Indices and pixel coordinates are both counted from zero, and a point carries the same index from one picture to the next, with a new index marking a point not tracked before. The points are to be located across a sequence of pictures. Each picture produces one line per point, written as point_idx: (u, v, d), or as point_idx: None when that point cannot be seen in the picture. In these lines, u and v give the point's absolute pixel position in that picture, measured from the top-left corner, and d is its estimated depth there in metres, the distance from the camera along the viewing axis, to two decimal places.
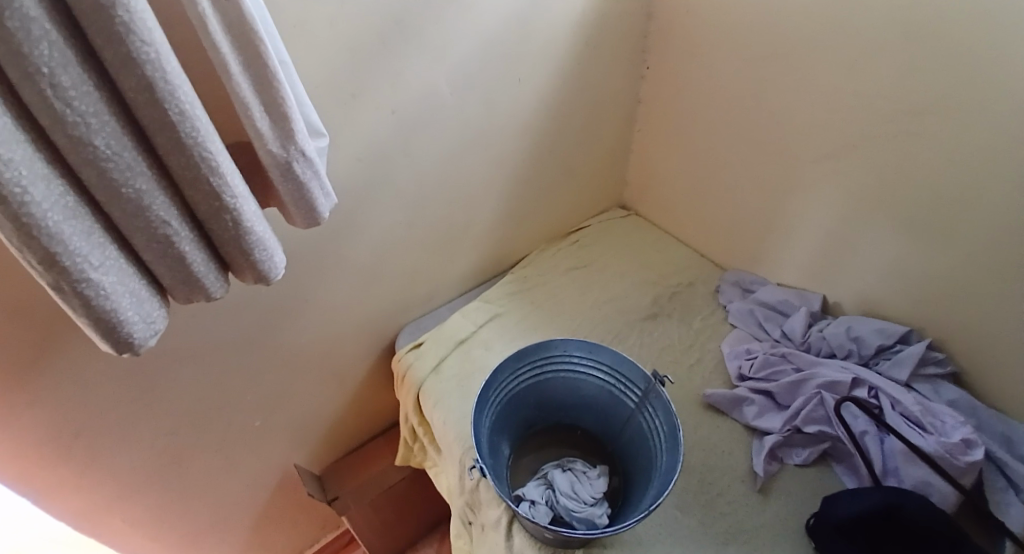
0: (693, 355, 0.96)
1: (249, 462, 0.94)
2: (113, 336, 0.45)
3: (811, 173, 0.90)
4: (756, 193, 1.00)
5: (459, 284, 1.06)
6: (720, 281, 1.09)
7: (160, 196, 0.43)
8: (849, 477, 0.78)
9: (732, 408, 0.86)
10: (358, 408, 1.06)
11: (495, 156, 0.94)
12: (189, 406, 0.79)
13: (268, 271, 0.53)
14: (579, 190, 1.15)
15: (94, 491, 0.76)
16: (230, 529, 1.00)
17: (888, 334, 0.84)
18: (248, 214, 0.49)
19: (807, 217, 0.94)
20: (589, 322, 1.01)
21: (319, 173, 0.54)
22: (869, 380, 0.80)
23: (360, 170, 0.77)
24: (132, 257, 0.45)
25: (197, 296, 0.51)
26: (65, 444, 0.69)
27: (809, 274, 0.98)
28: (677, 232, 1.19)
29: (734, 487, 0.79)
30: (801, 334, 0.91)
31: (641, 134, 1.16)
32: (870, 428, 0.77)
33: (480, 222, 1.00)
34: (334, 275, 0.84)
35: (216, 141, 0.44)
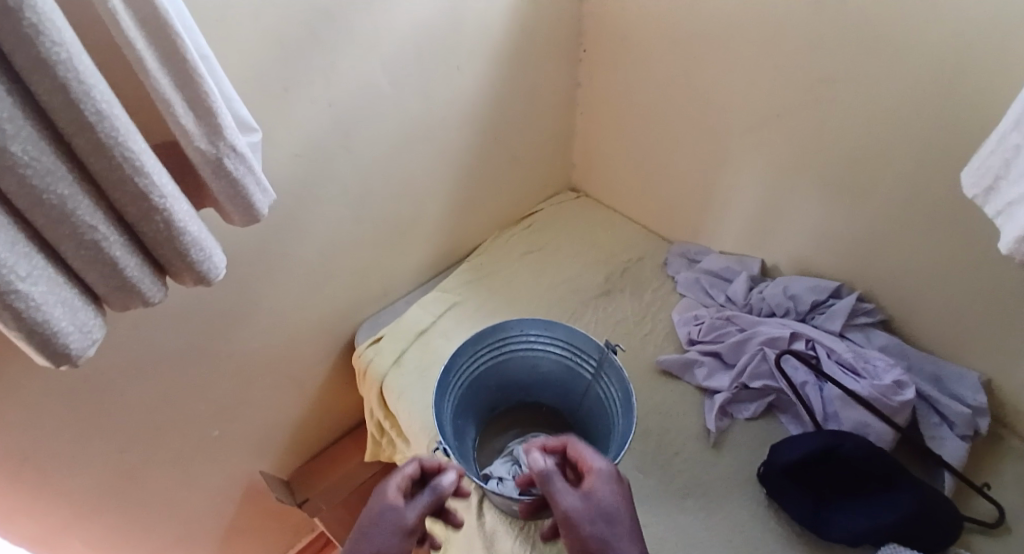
0: (646, 326, 1.00)
1: (211, 475, 0.92)
2: (49, 348, 0.43)
3: (741, 144, 0.94)
4: (694, 166, 1.04)
5: (414, 277, 1.06)
6: (667, 253, 1.13)
7: (84, 200, 0.42)
8: (794, 425, 0.84)
9: (683, 371, 0.90)
10: (321, 409, 1.05)
11: (439, 146, 0.94)
12: (141, 421, 0.77)
13: (208, 271, 0.53)
14: (527, 176, 1.17)
15: (46, 518, 0.73)
16: (197, 544, 0.98)
17: (820, 290, 0.90)
18: (179, 213, 0.48)
19: (741, 185, 0.98)
20: (544, 304, 1.03)
21: (253, 168, 0.54)
22: (806, 333, 0.86)
23: (300, 166, 0.76)
24: (61, 265, 0.44)
25: (134, 303, 0.50)
26: (8, 472, 0.66)
27: (748, 240, 1.03)
28: (625, 210, 1.23)
29: (690, 445, 0.83)
30: (743, 297, 0.96)
31: (582, 117, 1.19)
32: (809, 377, 0.82)
33: (430, 213, 1.01)
34: (283, 275, 0.83)
35: (138, 140, 0.44)
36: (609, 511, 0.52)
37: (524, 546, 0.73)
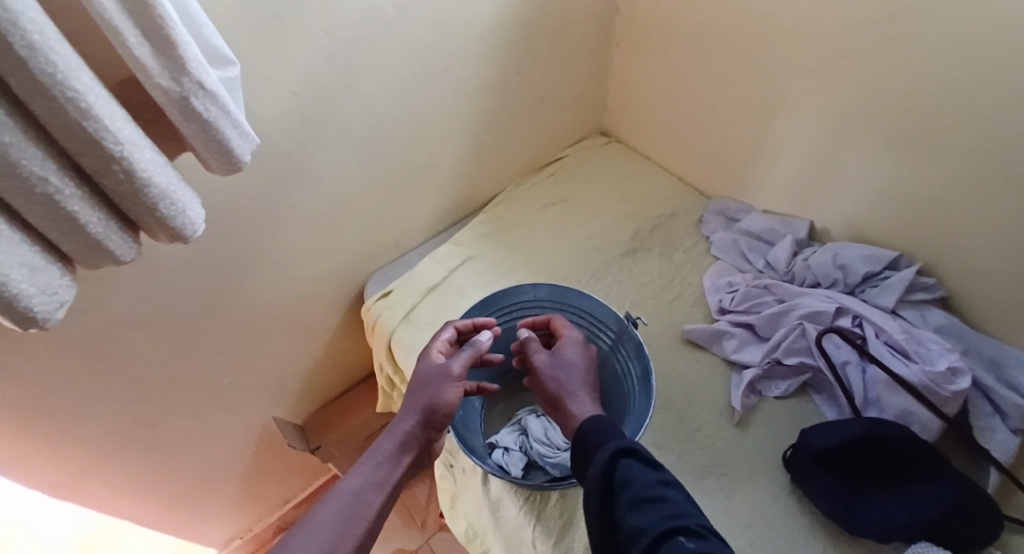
0: (673, 291, 0.92)
1: (224, 421, 0.93)
2: (11, 312, 0.40)
3: (800, 88, 0.82)
4: (742, 112, 0.92)
5: (428, 228, 1.00)
6: (703, 210, 1.03)
7: (28, 147, 0.36)
8: (829, 407, 0.77)
9: (712, 342, 0.84)
10: (332, 360, 1.03)
11: (453, 83, 0.85)
12: (147, 371, 0.76)
13: (183, 228, 0.49)
14: (552, 119, 1.07)
15: (62, 464, 0.74)
16: (217, 485, 1.00)
17: (877, 260, 0.80)
18: (143, 162, 0.43)
19: (795, 136, 0.86)
20: (565, 262, 0.96)
21: (228, 109, 0.47)
22: (854, 308, 0.77)
23: (298, 106, 0.69)
24: (15, 220, 0.40)
25: (104, 261, 0.46)
26: (17, 422, 0.66)
27: (797, 199, 0.92)
28: (660, 159, 1.12)
29: (712, 422, 0.78)
30: (785, 264, 0.86)
31: (617, 52, 1.06)
32: (852, 357, 0.75)
33: (445, 159, 0.93)
34: (286, 225, 0.78)
35: (82, 76, 0.37)
36: (580, 369, 0.63)
37: (530, 516, 0.71)
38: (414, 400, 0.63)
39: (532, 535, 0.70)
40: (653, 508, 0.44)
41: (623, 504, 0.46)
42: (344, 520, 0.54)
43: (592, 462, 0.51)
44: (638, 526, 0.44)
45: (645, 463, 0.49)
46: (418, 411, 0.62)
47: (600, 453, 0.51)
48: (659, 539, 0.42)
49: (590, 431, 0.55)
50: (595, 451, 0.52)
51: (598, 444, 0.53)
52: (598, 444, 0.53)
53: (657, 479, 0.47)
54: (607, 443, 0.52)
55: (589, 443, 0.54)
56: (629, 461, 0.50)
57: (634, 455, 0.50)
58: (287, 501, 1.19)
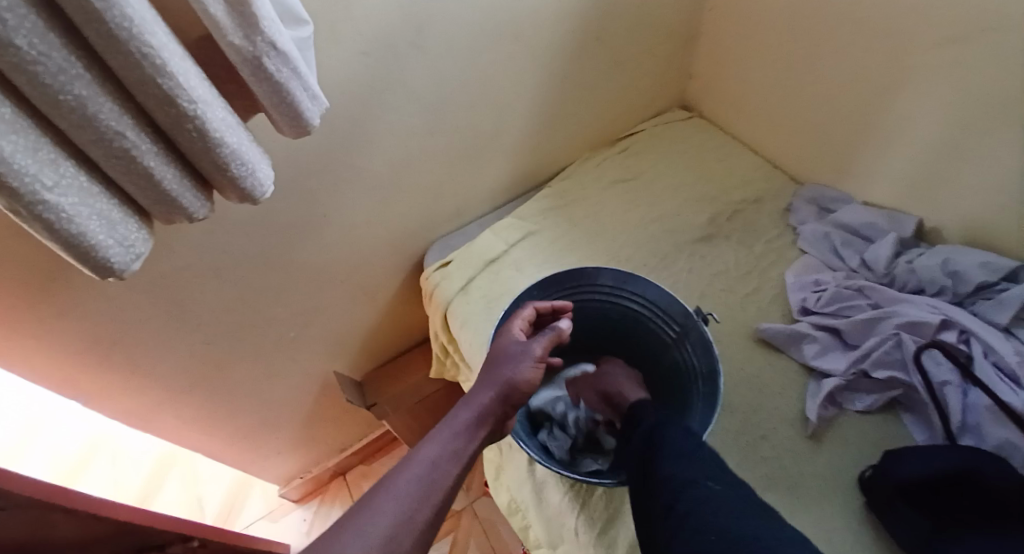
0: (749, 284, 0.85)
1: (288, 371, 0.97)
2: (91, 261, 0.42)
3: (929, 61, 0.71)
4: (851, 88, 0.81)
5: (492, 198, 0.98)
6: (793, 197, 0.94)
7: (106, 102, 0.37)
8: (919, 429, 0.69)
9: (789, 344, 0.77)
10: (391, 323, 1.05)
11: (528, 47, 0.80)
12: (219, 318, 0.80)
13: (253, 189, 0.49)
14: (631, 89, 1.00)
15: (142, 393, 0.81)
16: (279, 428, 1.07)
17: (991, 270, 0.69)
18: (215, 122, 0.42)
19: (915, 119, 0.75)
20: (631, 243, 0.91)
21: (299, 70, 0.46)
22: (962, 322, 0.67)
23: (369, 66, 0.67)
24: (96, 173, 0.41)
25: (179, 217, 0.48)
26: (105, 352, 0.72)
27: (908, 192, 0.81)
28: (748, 138, 1.02)
29: (781, 430, 0.72)
30: (885, 265, 0.77)
31: (712, 15, 0.96)
32: (953, 377, 0.66)
33: (514, 126, 0.89)
34: (352, 187, 0.79)
35: (157, 31, 0.37)
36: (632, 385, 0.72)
37: (574, 503, 0.70)
38: (493, 375, 0.59)
39: (574, 522, 0.69)
40: (681, 460, 0.50)
41: (653, 454, 0.53)
42: (424, 485, 0.48)
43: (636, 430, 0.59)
44: (664, 472, 0.49)
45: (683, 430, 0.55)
46: (497, 386, 0.58)
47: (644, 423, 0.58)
48: (682, 481, 0.47)
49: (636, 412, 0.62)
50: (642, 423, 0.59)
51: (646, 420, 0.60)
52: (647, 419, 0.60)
53: (694, 442, 0.53)
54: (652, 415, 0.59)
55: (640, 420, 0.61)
56: (669, 426, 0.56)
57: (677, 424, 0.57)
58: (343, 450, 1.25)
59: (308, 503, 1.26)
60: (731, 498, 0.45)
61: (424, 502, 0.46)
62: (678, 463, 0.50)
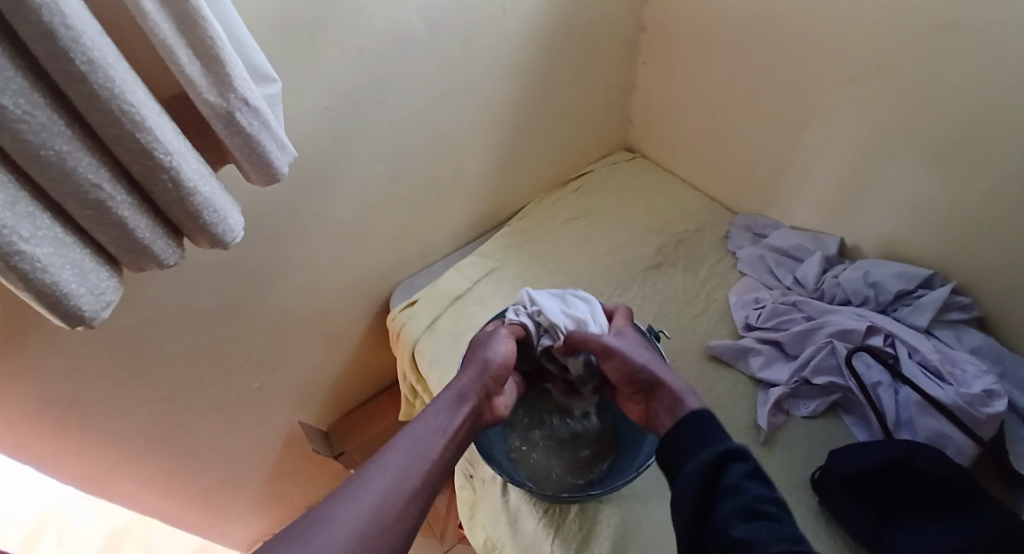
0: (698, 306, 0.91)
1: (253, 424, 0.95)
2: (60, 309, 0.42)
3: (829, 101, 0.81)
4: (769, 127, 0.91)
5: (453, 239, 1.02)
6: (729, 225, 1.02)
7: (84, 157, 0.39)
8: (860, 429, 0.75)
9: (737, 359, 0.82)
10: (357, 368, 1.05)
11: (481, 99, 0.87)
12: (180, 370, 0.79)
13: (223, 234, 0.51)
14: (577, 134, 1.08)
15: (96, 455, 0.77)
16: (242, 486, 1.03)
17: (908, 278, 0.78)
18: (188, 172, 0.45)
19: (824, 151, 0.86)
20: (587, 275, 0.96)
21: (268, 123, 0.50)
22: (886, 327, 0.75)
23: (332, 119, 0.72)
24: (70, 224, 0.43)
25: (149, 264, 0.49)
26: (59, 413, 0.70)
27: (827, 215, 0.91)
28: (686, 174, 1.12)
29: (738, 440, 0.76)
30: (814, 280, 0.85)
31: (644, 68, 1.07)
32: (884, 377, 0.72)
33: (471, 171, 0.95)
34: (316, 233, 0.81)
35: (136, 91, 0.40)
36: (644, 352, 0.70)
37: (548, 529, 0.71)
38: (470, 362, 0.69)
39: (550, 549, 0.70)
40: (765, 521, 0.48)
41: (724, 507, 0.50)
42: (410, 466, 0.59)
43: (692, 464, 0.55)
44: (747, 538, 0.47)
45: (754, 472, 0.52)
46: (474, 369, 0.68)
47: (704, 457, 0.54)
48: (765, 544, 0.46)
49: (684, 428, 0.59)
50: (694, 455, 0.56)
51: (702, 448, 0.56)
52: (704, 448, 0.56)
53: (767, 494, 0.50)
54: (716, 447, 0.55)
55: (694, 447, 0.57)
56: (733, 466, 0.53)
57: (742, 461, 0.53)
58: (309, 506, 1.20)
59: None
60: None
61: (396, 496, 0.56)
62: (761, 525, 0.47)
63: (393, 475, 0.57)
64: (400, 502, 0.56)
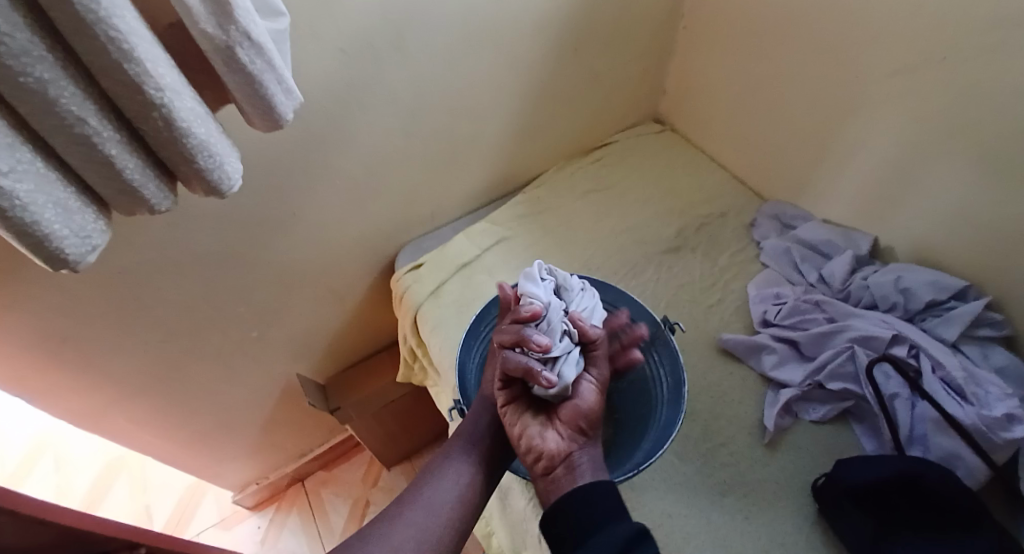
0: (713, 296, 0.88)
1: (250, 373, 0.94)
2: (43, 251, 0.40)
3: (885, 90, 0.75)
4: (813, 112, 0.85)
5: (465, 202, 0.98)
6: (757, 213, 0.97)
7: (69, 86, 0.35)
8: (869, 438, 0.72)
9: (749, 355, 0.79)
10: (358, 325, 1.03)
11: (506, 55, 0.81)
12: (178, 315, 0.77)
13: (220, 183, 0.47)
14: (605, 101, 1.01)
15: (91, 392, 0.77)
16: (238, 431, 1.03)
17: (941, 289, 0.74)
18: (183, 111, 0.41)
19: (870, 144, 0.80)
20: (601, 252, 0.92)
21: (273, 63, 0.45)
22: (911, 338, 0.71)
23: (345, 64, 0.67)
24: (53, 159, 0.39)
25: (140, 209, 0.46)
26: (52, 349, 0.69)
27: (863, 212, 0.85)
28: (716, 154, 1.05)
29: (740, 438, 0.74)
30: (841, 281, 0.80)
31: (685, 34, 0.99)
32: (903, 390, 0.69)
33: (490, 133, 0.90)
34: (322, 186, 0.77)
35: (127, 16, 0.35)
36: None
37: (538, 510, 0.70)
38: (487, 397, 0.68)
39: (537, 529, 0.69)
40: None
41: None
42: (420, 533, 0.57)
43: (604, 534, 0.49)
44: None
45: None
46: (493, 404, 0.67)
47: (619, 526, 0.49)
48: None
49: (591, 503, 0.52)
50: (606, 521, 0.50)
51: (610, 518, 0.51)
52: (608, 528, 0.50)
53: None
54: (624, 523, 0.49)
55: (599, 513, 0.51)
56: (646, 543, 0.47)
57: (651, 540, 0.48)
58: (304, 454, 1.21)
59: (263, 511, 1.22)
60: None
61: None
62: None
63: (407, 527, 0.57)
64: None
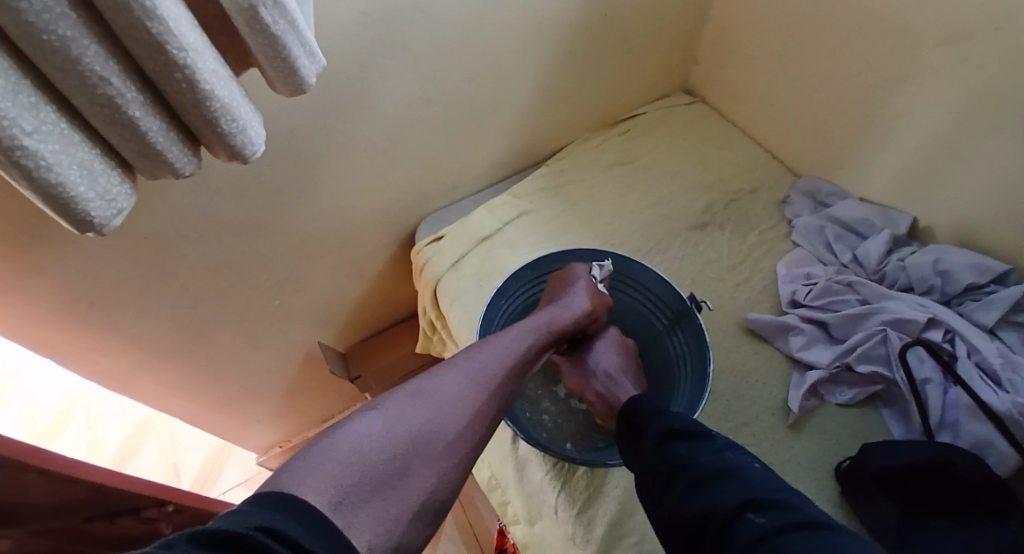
0: (740, 274, 0.85)
1: (272, 340, 0.96)
2: (70, 213, 0.40)
3: (935, 60, 0.70)
4: (855, 82, 0.80)
5: (487, 174, 0.96)
6: (790, 189, 0.94)
7: (91, 45, 0.34)
8: (897, 423, 0.71)
9: (776, 335, 0.77)
10: (378, 296, 1.03)
11: (530, 19, 0.78)
12: (202, 282, 0.78)
13: (243, 147, 0.47)
14: (633, 70, 0.98)
15: (120, 355, 0.79)
16: (261, 397, 1.05)
17: (984, 271, 0.70)
18: (205, 73, 0.40)
19: (915, 118, 0.75)
20: (626, 227, 0.90)
21: (296, 24, 0.44)
22: (948, 322, 0.68)
23: (367, 28, 0.65)
24: (76, 119, 0.39)
25: (163, 172, 0.46)
26: (81, 312, 0.70)
27: (903, 190, 0.81)
28: (748, 126, 1.01)
29: (763, 419, 0.73)
30: (876, 262, 0.77)
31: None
32: (935, 375, 0.67)
33: (514, 102, 0.87)
34: (343, 155, 0.76)
35: None
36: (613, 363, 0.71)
37: (555, 483, 0.70)
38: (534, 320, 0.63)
39: (554, 501, 0.70)
40: (716, 491, 0.45)
41: (675, 483, 0.49)
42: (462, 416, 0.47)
43: (641, 445, 0.55)
44: (693, 510, 0.45)
45: (691, 442, 0.51)
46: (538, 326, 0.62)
47: (652, 435, 0.54)
48: (728, 517, 0.42)
49: (624, 423, 0.60)
50: (643, 432, 0.56)
51: (647, 427, 0.56)
52: (642, 441, 0.55)
53: (704, 458, 0.49)
54: (659, 426, 0.55)
55: (639, 427, 0.57)
56: (676, 442, 0.52)
57: (686, 435, 0.52)
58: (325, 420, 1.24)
59: None
60: (787, 528, 0.39)
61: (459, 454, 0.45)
62: (708, 490, 0.46)
63: (450, 408, 0.46)
64: (467, 449, 0.45)
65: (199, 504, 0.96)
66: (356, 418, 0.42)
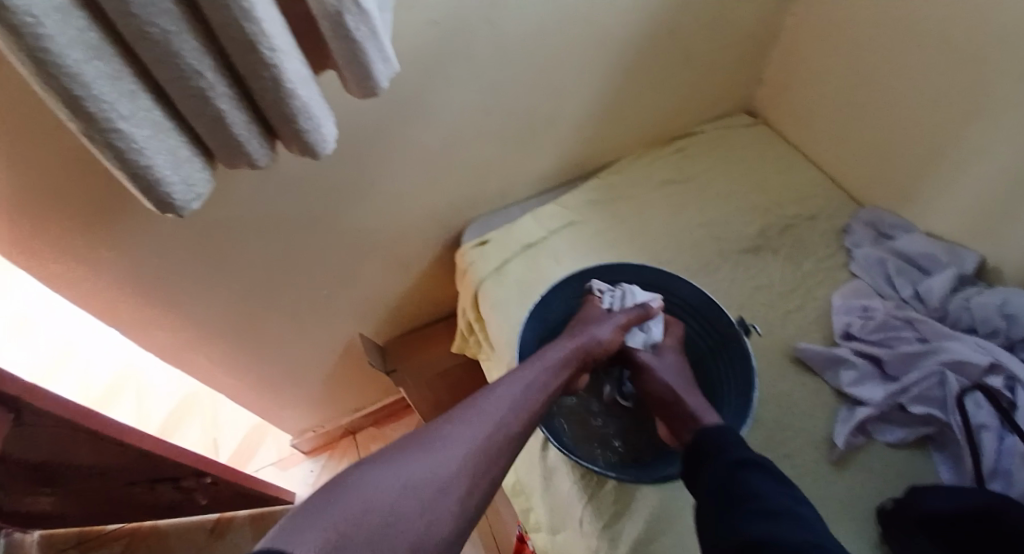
0: (792, 302, 0.83)
1: (316, 330, 0.99)
2: (154, 195, 0.43)
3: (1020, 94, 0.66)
4: (930, 113, 0.77)
5: (538, 182, 0.97)
6: (852, 218, 0.90)
7: (189, 40, 0.36)
8: (949, 469, 0.67)
9: (826, 368, 0.75)
10: (421, 294, 1.05)
11: (594, 30, 0.78)
12: (258, 269, 0.82)
13: (315, 144, 0.49)
14: (694, 86, 0.96)
15: (176, 332, 0.83)
16: (300, 383, 1.09)
17: None
18: (289, 72, 0.42)
19: (993, 154, 0.72)
20: (674, 245, 0.89)
21: (375, 31, 0.45)
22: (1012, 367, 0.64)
23: (435, 35, 0.66)
24: (168, 108, 0.41)
25: (241, 162, 0.48)
26: (147, 289, 0.74)
27: (975, 227, 0.77)
28: (811, 151, 0.99)
29: (807, 453, 0.70)
30: (938, 299, 0.74)
31: (791, 20, 0.91)
32: (993, 422, 0.63)
33: (570, 114, 0.88)
34: (401, 156, 0.78)
35: None
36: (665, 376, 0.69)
37: (582, 494, 0.70)
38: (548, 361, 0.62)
39: (580, 513, 0.70)
40: (782, 525, 0.45)
41: (741, 509, 0.48)
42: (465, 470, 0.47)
43: (713, 463, 0.54)
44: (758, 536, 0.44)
45: (769, 479, 0.50)
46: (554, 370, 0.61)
47: (728, 457, 0.53)
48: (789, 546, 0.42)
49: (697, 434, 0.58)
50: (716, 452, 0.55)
51: (723, 448, 0.55)
52: (716, 458, 0.54)
53: (782, 498, 0.48)
54: (734, 453, 0.54)
55: (712, 444, 0.56)
56: (755, 474, 0.51)
57: (765, 471, 0.51)
58: (357, 410, 1.26)
59: (316, 457, 1.30)
60: None
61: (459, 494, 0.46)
62: (775, 525, 0.45)
63: (453, 459, 0.47)
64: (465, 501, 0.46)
65: (234, 480, 1.00)
66: (358, 473, 0.44)
